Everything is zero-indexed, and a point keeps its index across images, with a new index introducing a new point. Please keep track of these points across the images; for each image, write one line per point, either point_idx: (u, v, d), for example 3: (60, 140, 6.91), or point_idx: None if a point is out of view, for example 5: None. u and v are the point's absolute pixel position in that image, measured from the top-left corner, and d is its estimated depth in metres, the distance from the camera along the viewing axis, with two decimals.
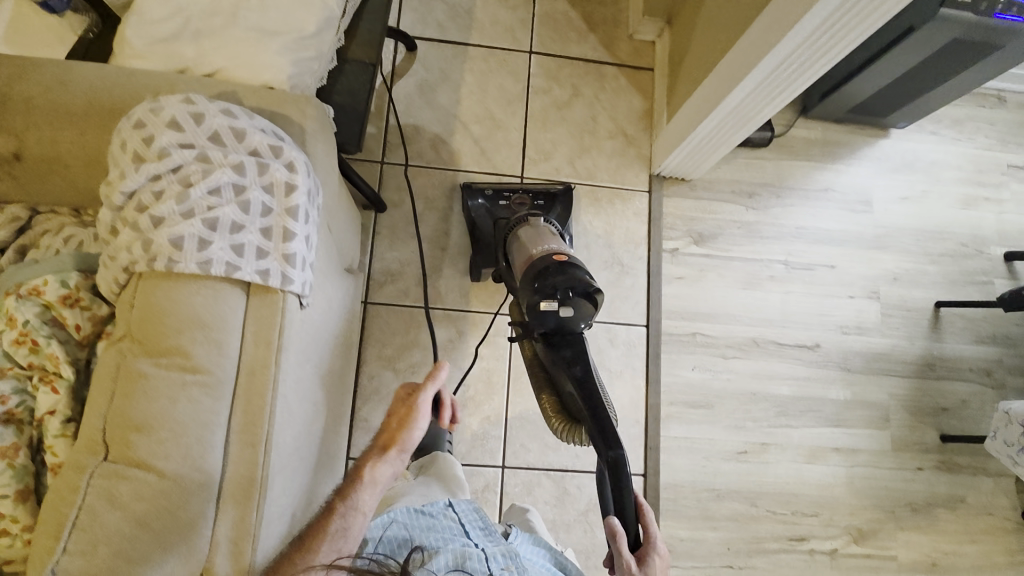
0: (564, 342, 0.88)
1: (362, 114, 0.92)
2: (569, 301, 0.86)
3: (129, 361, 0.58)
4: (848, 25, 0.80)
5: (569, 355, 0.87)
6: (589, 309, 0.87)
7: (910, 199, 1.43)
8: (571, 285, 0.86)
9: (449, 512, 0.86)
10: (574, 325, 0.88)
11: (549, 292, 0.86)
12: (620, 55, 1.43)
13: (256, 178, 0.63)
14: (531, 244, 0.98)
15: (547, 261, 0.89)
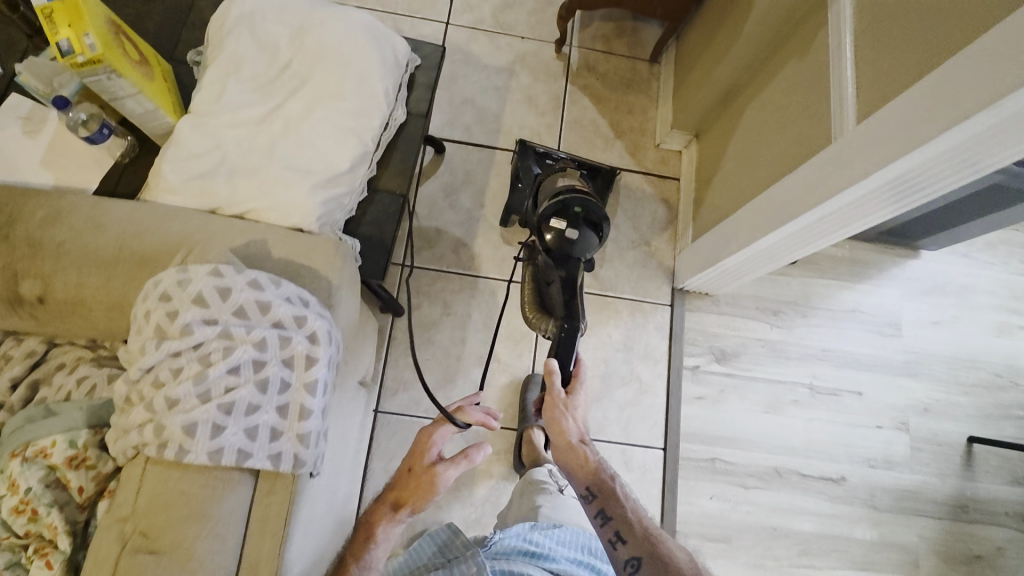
0: (562, 262, 0.94)
1: (388, 247, 0.90)
2: (577, 227, 0.94)
3: (125, 555, 0.54)
4: (884, 203, 0.79)
5: (563, 268, 0.94)
6: (595, 244, 0.95)
7: (942, 324, 1.40)
8: (585, 213, 0.95)
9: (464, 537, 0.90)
10: (578, 252, 0.94)
11: (564, 212, 0.95)
12: (646, 164, 1.44)
13: (277, 353, 0.61)
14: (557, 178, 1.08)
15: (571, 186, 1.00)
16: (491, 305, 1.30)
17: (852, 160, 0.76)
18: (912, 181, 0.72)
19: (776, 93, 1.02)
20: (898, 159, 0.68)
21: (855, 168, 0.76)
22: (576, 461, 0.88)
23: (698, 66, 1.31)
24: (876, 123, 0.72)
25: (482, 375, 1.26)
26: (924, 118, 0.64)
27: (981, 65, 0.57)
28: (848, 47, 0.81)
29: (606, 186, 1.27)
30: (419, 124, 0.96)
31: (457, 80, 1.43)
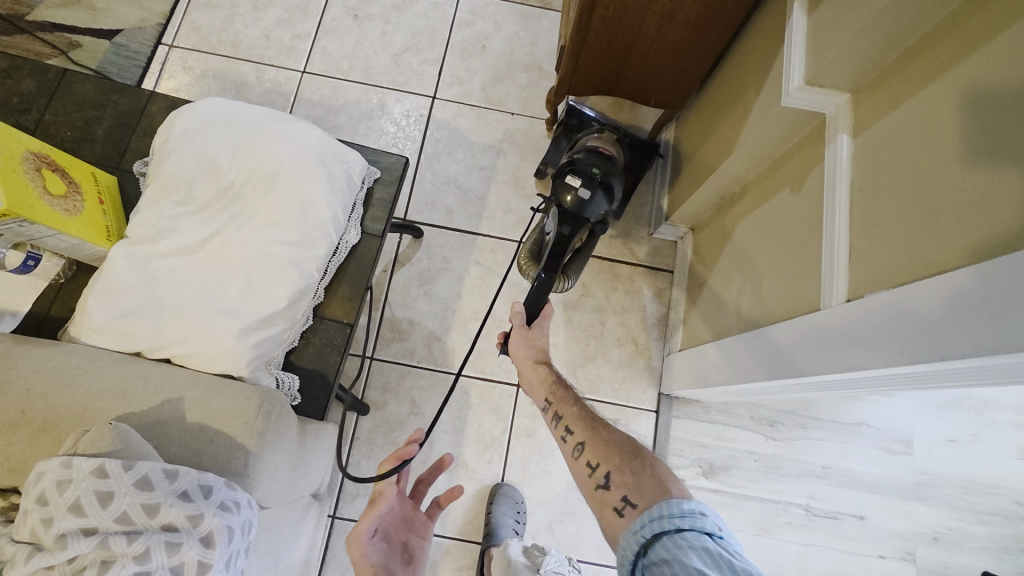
0: (567, 217, 0.92)
1: (330, 383, 0.85)
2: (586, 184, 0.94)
3: None
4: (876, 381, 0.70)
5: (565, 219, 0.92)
6: (603, 207, 0.95)
7: (957, 442, 1.28)
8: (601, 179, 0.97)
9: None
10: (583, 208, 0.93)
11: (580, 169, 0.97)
12: (638, 253, 1.35)
13: (163, 562, 0.55)
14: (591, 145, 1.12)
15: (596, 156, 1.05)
16: (462, 405, 1.22)
17: (834, 341, 0.68)
18: (901, 375, 0.63)
19: (770, 220, 0.95)
20: (884, 366, 0.58)
21: (835, 351, 0.67)
22: (538, 377, 0.90)
23: (693, 161, 1.23)
24: (859, 310, 0.64)
25: (449, 481, 1.19)
26: (908, 324, 0.55)
27: (966, 298, 0.49)
28: (841, 199, 0.73)
29: (644, 161, 1.25)
30: (373, 245, 0.91)
31: (441, 158, 1.36)
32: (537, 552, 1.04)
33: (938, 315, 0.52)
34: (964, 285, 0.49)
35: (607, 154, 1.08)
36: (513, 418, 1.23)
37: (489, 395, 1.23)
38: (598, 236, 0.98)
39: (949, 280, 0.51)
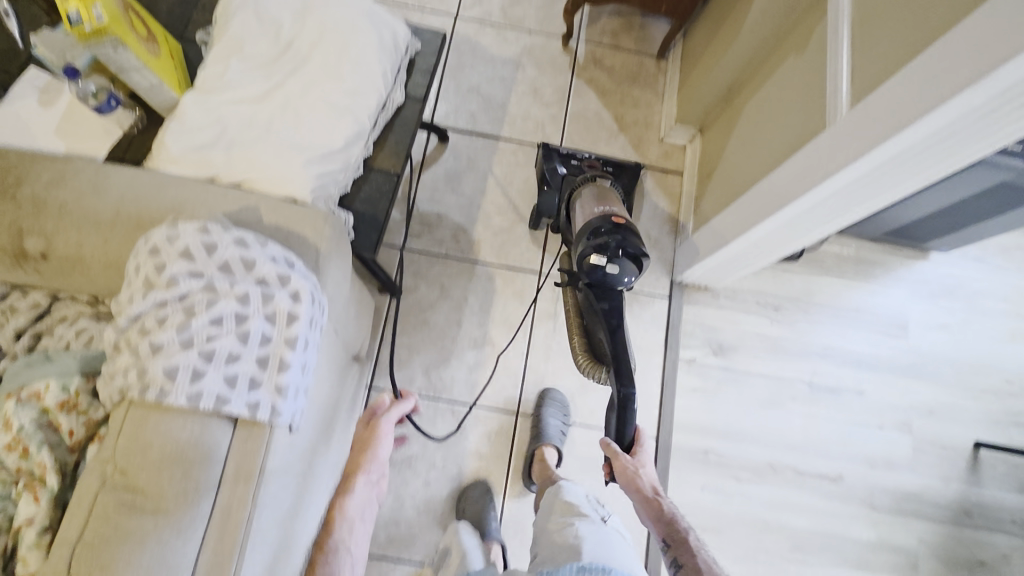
0: (603, 297, 0.95)
1: (381, 224, 0.93)
2: (612, 257, 0.91)
3: (106, 493, 0.57)
4: (878, 191, 0.78)
5: (607, 308, 0.94)
6: (632, 269, 0.93)
7: (950, 327, 1.37)
8: (623, 243, 0.91)
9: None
10: (618, 280, 0.93)
11: (597, 245, 0.90)
12: (649, 157, 1.44)
13: (259, 308, 0.64)
14: (588, 203, 1.03)
15: (605, 221, 0.93)
16: (488, 290, 1.31)
17: (846, 144, 0.76)
18: (904, 164, 0.72)
19: (777, 88, 1.03)
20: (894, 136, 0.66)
21: (850, 149, 0.75)
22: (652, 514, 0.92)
23: (702, 62, 1.32)
24: (868, 106, 0.72)
25: (477, 358, 1.27)
26: (913, 94, 0.64)
27: (969, 40, 0.56)
28: (845, 38, 0.81)
29: (632, 183, 1.26)
30: (415, 108, 1.01)
31: (464, 70, 1.46)
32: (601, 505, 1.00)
33: (941, 71, 0.60)
34: (968, 30, 0.57)
35: (613, 210, 0.98)
36: (535, 301, 1.31)
37: (513, 281, 1.32)
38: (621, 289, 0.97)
39: (955, 34, 0.58)
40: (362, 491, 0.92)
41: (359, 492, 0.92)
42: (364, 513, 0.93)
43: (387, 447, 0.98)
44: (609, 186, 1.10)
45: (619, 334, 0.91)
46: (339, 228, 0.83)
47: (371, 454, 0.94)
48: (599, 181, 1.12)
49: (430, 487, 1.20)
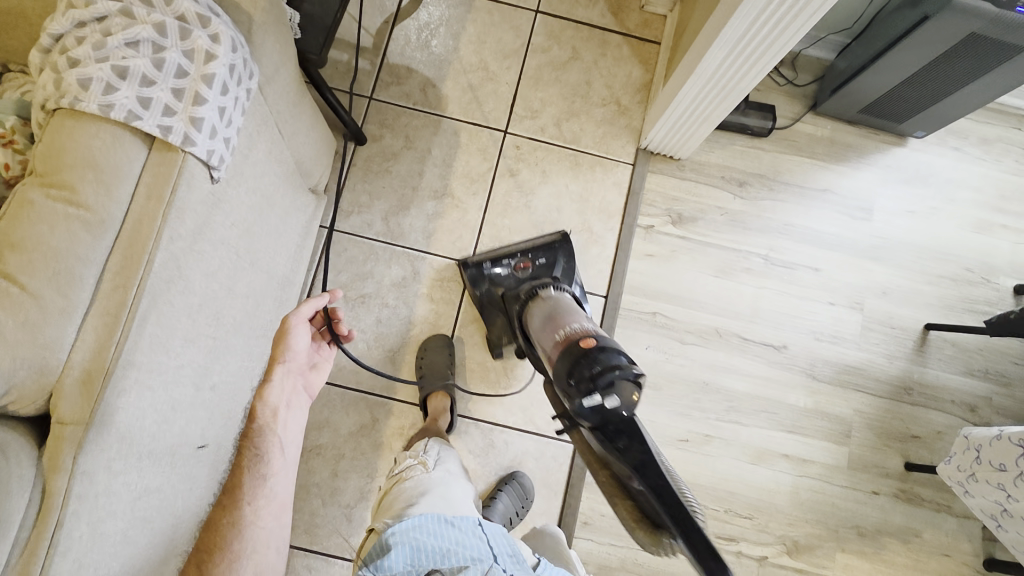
0: (617, 435, 0.70)
1: (329, 27, 0.97)
2: (604, 389, 0.75)
3: (25, 189, 0.61)
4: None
5: (626, 444, 0.68)
6: (633, 391, 0.76)
7: (916, 214, 1.36)
8: (602, 366, 0.76)
9: (478, 530, 0.85)
10: (621, 413, 0.73)
11: (585, 374, 0.77)
12: (627, 25, 1.40)
13: (177, 42, 0.65)
14: (550, 336, 0.93)
15: (577, 349, 0.81)
16: (452, 144, 1.31)
17: None
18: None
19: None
20: None
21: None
22: None
23: None
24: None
25: (435, 209, 1.28)
26: None
27: None
28: None
29: (570, 261, 1.19)
30: None
31: None
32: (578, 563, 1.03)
33: None
34: None
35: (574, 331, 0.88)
36: (498, 159, 1.31)
37: (478, 138, 1.32)
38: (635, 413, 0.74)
39: None
40: (283, 380, 0.90)
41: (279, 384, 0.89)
42: (294, 397, 0.93)
43: (306, 337, 0.91)
44: (554, 294, 1.04)
45: (653, 469, 0.62)
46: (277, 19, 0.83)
47: (285, 347, 0.88)
48: (543, 294, 1.04)
49: (381, 326, 1.22)
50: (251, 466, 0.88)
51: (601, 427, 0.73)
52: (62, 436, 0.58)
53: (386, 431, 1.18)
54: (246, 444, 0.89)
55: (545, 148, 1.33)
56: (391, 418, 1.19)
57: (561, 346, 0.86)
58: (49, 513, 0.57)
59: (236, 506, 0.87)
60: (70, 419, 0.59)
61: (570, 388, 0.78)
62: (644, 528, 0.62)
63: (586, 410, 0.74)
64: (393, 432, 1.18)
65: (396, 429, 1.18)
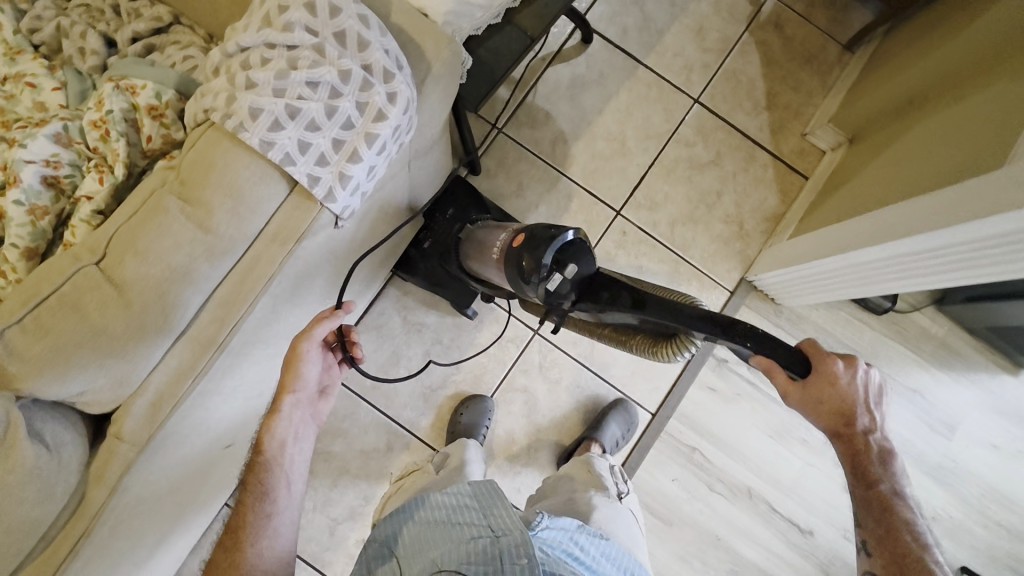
0: (597, 286, 0.71)
1: (496, 80, 0.90)
2: (554, 263, 0.72)
3: (161, 194, 0.58)
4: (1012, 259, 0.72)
5: (609, 295, 0.68)
6: (581, 247, 0.73)
7: (999, 450, 1.26)
8: (538, 233, 0.76)
9: (468, 501, 0.71)
10: (587, 270, 0.72)
11: (530, 260, 0.74)
12: (781, 147, 1.31)
13: (355, 93, 0.62)
14: (489, 253, 0.94)
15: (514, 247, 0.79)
16: (561, 207, 1.27)
17: (999, 193, 0.69)
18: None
19: (952, 116, 0.92)
20: None
21: (1003, 201, 0.67)
22: (834, 398, 0.60)
23: (893, 63, 1.19)
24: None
25: None
26: None
27: None
28: None
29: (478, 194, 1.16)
30: None
31: None
32: (621, 477, 0.98)
33: None
34: None
35: (509, 233, 0.88)
36: (600, 238, 1.27)
37: (589, 209, 1.27)
38: (599, 267, 0.73)
39: None
40: (296, 412, 0.71)
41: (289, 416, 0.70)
42: (304, 429, 0.73)
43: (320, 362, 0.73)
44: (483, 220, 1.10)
45: (652, 300, 0.64)
46: (455, 72, 0.78)
47: (295, 375, 0.70)
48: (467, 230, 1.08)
49: (428, 360, 1.21)
50: (252, 505, 0.67)
51: (582, 298, 0.72)
52: (115, 450, 0.58)
53: (395, 464, 1.18)
54: (249, 482, 0.68)
55: (650, 244, 1.27)
56: (405, 452, 1.18)
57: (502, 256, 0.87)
58: (79, 522, 0.56)
59: (235, 548, 0.64)
60: (128, 438, 0.58)
61: (525, 281, 0.75)
62: (660, 342, 0.67)
63: (555, 292, 0.72)
64: (401, 467, 1.18)
65: (405, 465, 1.18)
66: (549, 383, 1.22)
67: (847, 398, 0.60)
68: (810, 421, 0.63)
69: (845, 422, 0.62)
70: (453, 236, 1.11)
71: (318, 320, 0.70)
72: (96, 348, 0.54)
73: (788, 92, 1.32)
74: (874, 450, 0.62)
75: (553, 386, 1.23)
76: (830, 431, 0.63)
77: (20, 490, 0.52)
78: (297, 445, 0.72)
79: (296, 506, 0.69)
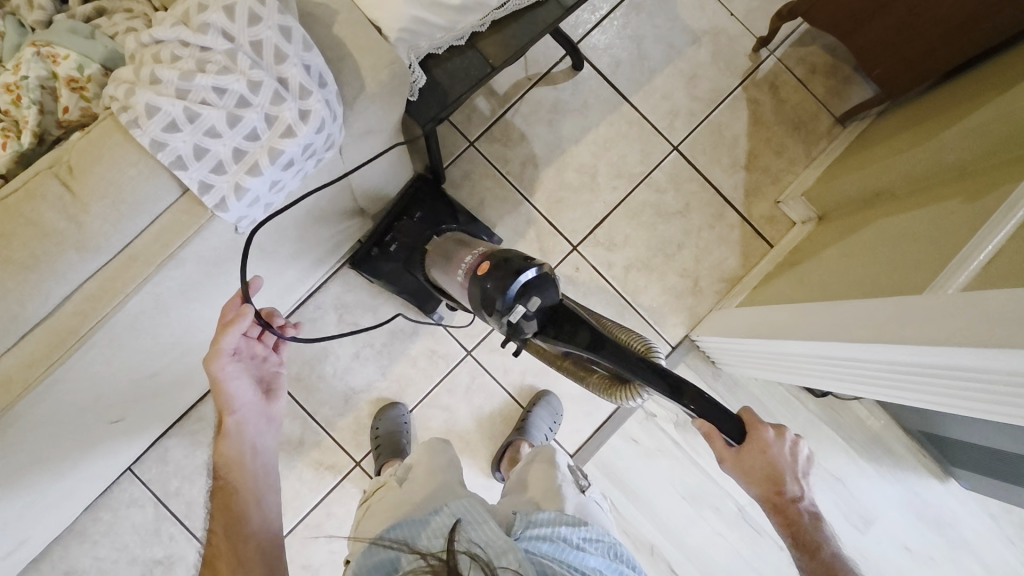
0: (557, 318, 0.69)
1: (449, 103, 0.88)
2: (519, 296, 0.71)
3: (44, 177, 0.57)
4: (914, 390, 0.72)
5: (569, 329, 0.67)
6: (542, 280, 0.72)
7: (912, 553, 1.24)
8: (506, 263, 0.75)
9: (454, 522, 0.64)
10: (552, 299, 0.71)
11: (496, 288, 0.73)
12: (752, 210, 1.29)
13: (264, 105, 0.60)
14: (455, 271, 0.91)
15: (477, 281, 0.78)
16: (519, 231, 1.25)
17: (920, 323, 0.68)
18: (976, 386, 0.63)
19: (908, 221, 0.92)
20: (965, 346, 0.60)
21: (917, 333, 0.67)
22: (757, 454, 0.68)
23: (872, 150, 1.17)
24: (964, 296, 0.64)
25: None
26: (1006, 318, 0.58)
27: None
28: (1003, 220, 0.70)
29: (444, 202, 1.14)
30: (555, 12, 0.91)
31: (639, 13, 1.29)
32: (581, 475, 0.91)
33: None
34: None
35: (470, 260, 0.86)
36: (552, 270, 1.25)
37: (546, 239, 1.25)
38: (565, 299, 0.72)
39: None
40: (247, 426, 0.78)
41: (238, 432, 0.77)
42: (262, 435, 0.79)
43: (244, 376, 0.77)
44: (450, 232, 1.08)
45: (608, 340, 0.63)
46: (396, 91, 0.76)
47: (224, 390, 0.75)
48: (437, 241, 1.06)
49: (357, 362, 1.20)
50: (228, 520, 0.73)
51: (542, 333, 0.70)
52: None
53: (305, 457, 1.18)
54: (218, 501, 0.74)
55: (601, 284, 1.25)
56: (316, 449, 1.18)
57: (468, 277, 0.84)
58: None
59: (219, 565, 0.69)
60: None
61: (491, 313, 0.73)
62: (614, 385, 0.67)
63: (518, 324, 0.70)
64: (311, 462, 1.18)
65: (315, 460, 1.18)
66: (473, 406, 1.21)
67: (774, 459, 0.68)
68: (742, 483, 0.71)
69: (776, 489, 0.70)
70: (420, 238, 1.11)
71: (224, 326, 0.70)
72: None
73: (770, 156, 1.30)
74: (805, 515, 0.71)
75: (476, 410, 1.22)
76: (762, 495, 0.71)
77: None
78: (259, 451, 0.78)
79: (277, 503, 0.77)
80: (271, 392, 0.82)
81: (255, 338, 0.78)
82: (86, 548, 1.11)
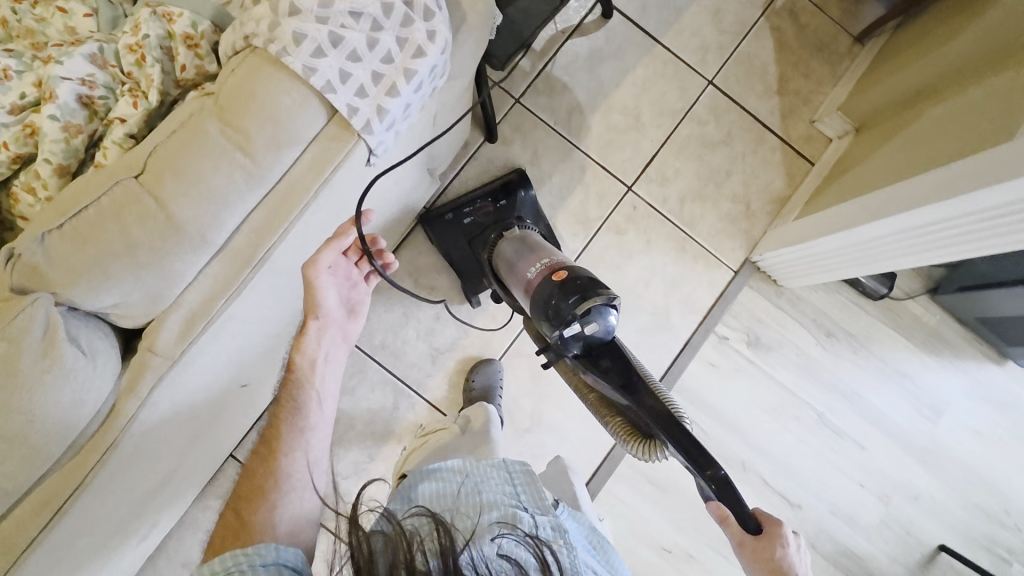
0: (604, 352, 0.76)
1: (523, 40, 0.93)
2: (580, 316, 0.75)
3: (202, 116, 0.59)
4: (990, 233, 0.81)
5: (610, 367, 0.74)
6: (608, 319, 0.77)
7: (983, 437, 1.29)
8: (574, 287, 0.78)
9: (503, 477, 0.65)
10: (605, 337, 0.76)
11: (560, 305, 0.77)
12: (791, 132, 1.34)
13: (397, 26, 0.62)
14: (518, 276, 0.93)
15: (544, 287, 0.81)
16: (574, 178, 1.28)
17: (1002, 167, 0.75)
18: None
19: (954, 106, 0.97)
20: None
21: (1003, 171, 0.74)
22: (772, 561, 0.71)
23: (900, 55, 1.22)
24: None
25: None
26: None
27: None
28: None
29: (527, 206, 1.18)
30: None
31: None
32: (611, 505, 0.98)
33: None
34: None
35: (545, 263, 0.87)
36: (610, 211, 1.28)
37: (600, 182, 1.29)
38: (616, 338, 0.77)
39: None
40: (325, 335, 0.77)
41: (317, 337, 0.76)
42: (332, 349, 0.79)
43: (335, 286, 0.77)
44: (522, 232, 1.09)
45: (642, 391, 0.71)
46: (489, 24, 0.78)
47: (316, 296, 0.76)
48: (516, 233, 1.10)
49: (437, 322, 1.22)
50: (287, 417, 0.73)
51: (584, 354, 0.76)
52: (147, 363, 0.59)
53: (401, 421, 1.19)
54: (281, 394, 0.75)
55: (659, 219, 1.29)
56: (409, 412, 1.20)
57: (534, 281, 0.86)
58: (108, 433, 0.58)
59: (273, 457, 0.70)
60: (161, 351, 0.59)
61: (551, 321, 0.78)
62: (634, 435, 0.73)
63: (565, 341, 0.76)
64: (406, 424, 1.19)
65: (410, 423, 1.20)
66: None
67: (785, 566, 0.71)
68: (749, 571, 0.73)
69: None
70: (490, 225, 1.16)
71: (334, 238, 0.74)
72: (133, 260, 0.55)
73: (799, 79, 1.35)
74: None
75: None
76: None
77: (58, 391, 0.53)
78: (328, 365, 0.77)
79: (328, 421, 0.75)
80: (354, 314, 0.81)
81: (354, 261, 0.80)
82: (199, 537, 1.12)
